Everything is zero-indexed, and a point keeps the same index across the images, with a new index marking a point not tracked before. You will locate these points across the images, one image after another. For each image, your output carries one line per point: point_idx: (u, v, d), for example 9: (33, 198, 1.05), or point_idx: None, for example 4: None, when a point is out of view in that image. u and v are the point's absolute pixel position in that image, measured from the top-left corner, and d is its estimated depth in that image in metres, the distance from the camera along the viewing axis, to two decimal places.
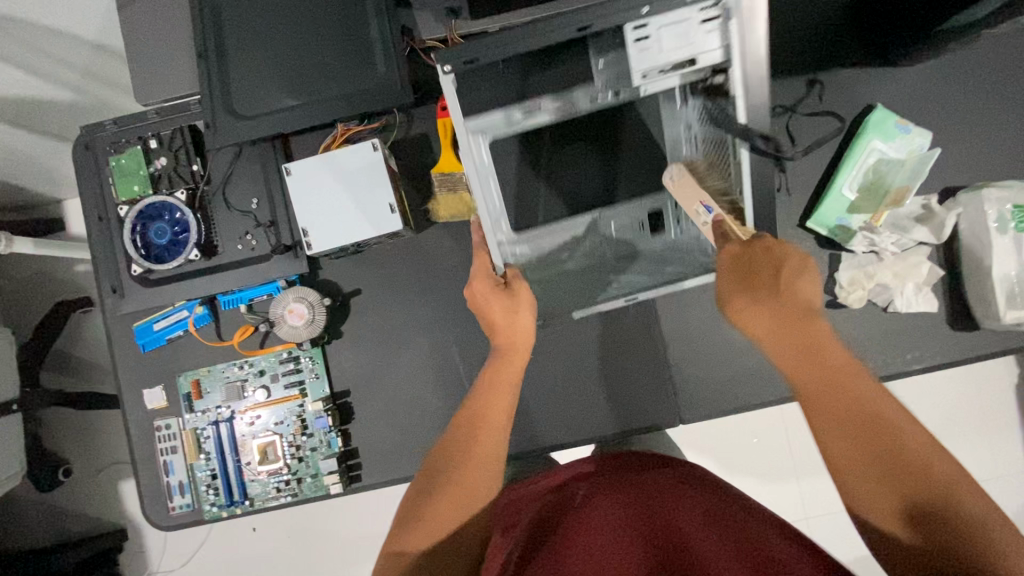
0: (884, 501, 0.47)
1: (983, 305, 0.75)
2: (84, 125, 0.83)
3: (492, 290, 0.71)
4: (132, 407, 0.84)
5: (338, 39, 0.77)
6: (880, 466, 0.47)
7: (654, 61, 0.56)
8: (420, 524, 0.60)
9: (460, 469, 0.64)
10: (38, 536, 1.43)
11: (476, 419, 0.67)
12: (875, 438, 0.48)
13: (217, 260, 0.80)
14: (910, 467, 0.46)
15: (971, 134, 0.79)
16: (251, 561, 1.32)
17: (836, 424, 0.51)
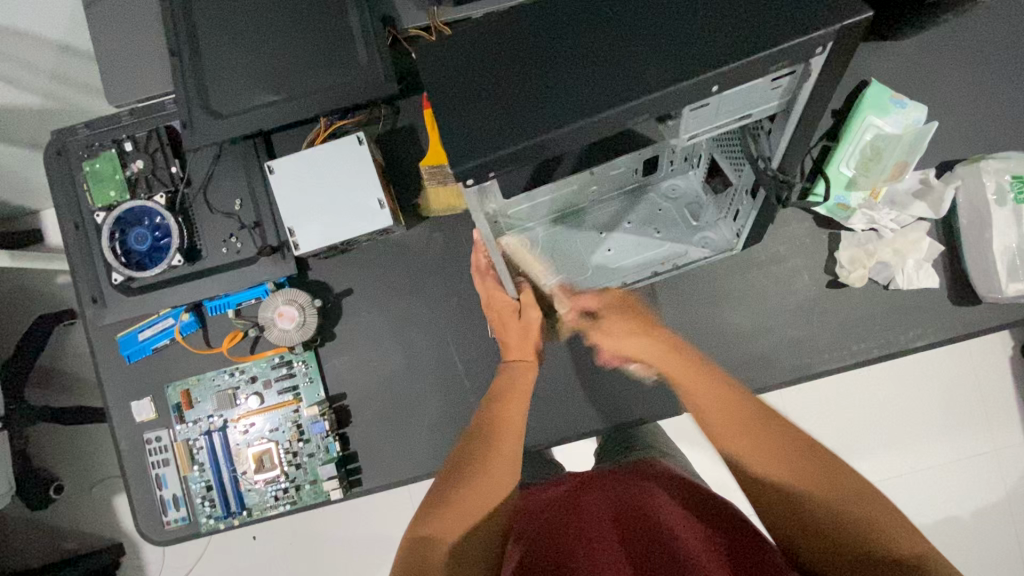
0: (797, 484, 0.54)
1: (985, 279, 0.74)
2: (55, 129, 0.79)
3: (507, 310, 0.73)
4: (120, 420, 0.81)
5: (317, 32, 0.75)
6: (782, 450, 0.56)
7: (705, 125, 0.49)
8: (448, 512, 0.60)
9: (486, 463, 0.64)
10: (31, 556, 1.40)
11: (494, 425, 0.67)
12: (772, 437, 0.58)
13: (201, 265, 0.77)
14: (804, 449, 0.56)
15: (967, 105, 0.78)
16: (252, 571, 1.30)
17: (741, 427, 0.59)
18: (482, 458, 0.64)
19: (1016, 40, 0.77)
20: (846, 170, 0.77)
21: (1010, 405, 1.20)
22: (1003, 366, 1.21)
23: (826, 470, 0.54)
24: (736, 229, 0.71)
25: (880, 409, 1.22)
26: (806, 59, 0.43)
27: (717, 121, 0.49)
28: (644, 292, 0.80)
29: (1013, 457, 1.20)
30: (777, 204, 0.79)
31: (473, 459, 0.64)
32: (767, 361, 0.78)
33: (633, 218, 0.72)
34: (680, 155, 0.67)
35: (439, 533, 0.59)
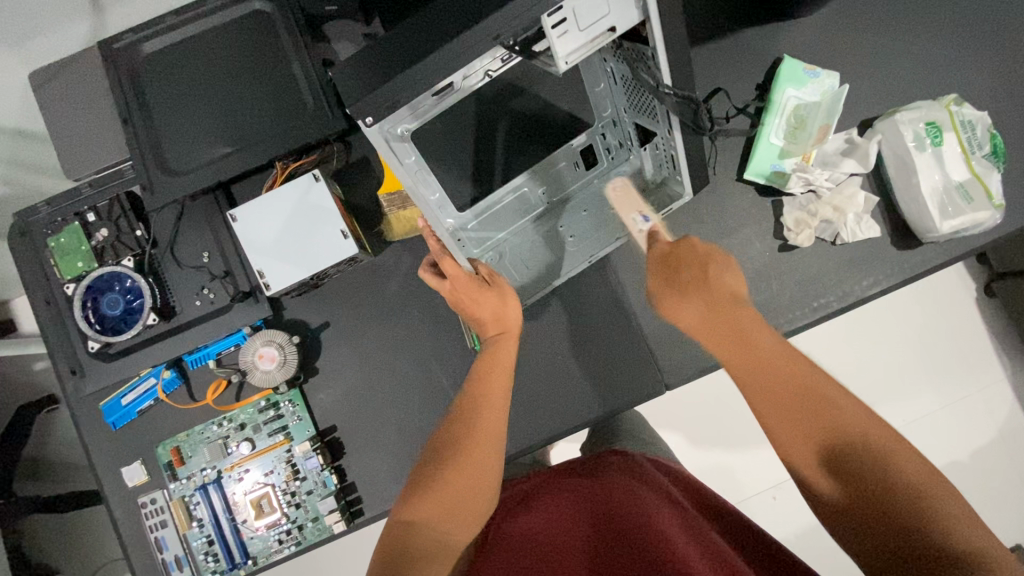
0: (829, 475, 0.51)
1: (921, 220, 0.79)
2: (16, 211, 0.81)
3: (472, 284, 0.71)
4: (114, 489, 0.80)
5: (261, 84, 0.78)
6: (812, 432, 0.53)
7: (578, 41, 0.52)
8: (430, 496, 0.61)
9: (468, 453, 0.64)
10: None
11: (478, 403, 0.67)
12: (813, 414, 0.53)
13: (176, 320, 0.78)
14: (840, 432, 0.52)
15: (875, 67, 0.84)
16: None
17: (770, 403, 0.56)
18: (466, 445, 0.64)
19: (908, 1, 0.84)
20: (776, 137, 0.82)
21: (984, 342, 1.25)
22: (969, 305, 1.26)
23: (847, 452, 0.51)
24: (679, 180, 0.74)
25: (864, 366, 1.25)
26: None
27: (588, 38, 0.52)
28: (610, 282, 0.84)
29: (996, 392, 1.24)
30: (720, 180, 0.84)
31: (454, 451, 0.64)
32: None
33: (588, 207, 0.79)
34: (614, 140, 0.77)
35: (426, 526, 0.60)
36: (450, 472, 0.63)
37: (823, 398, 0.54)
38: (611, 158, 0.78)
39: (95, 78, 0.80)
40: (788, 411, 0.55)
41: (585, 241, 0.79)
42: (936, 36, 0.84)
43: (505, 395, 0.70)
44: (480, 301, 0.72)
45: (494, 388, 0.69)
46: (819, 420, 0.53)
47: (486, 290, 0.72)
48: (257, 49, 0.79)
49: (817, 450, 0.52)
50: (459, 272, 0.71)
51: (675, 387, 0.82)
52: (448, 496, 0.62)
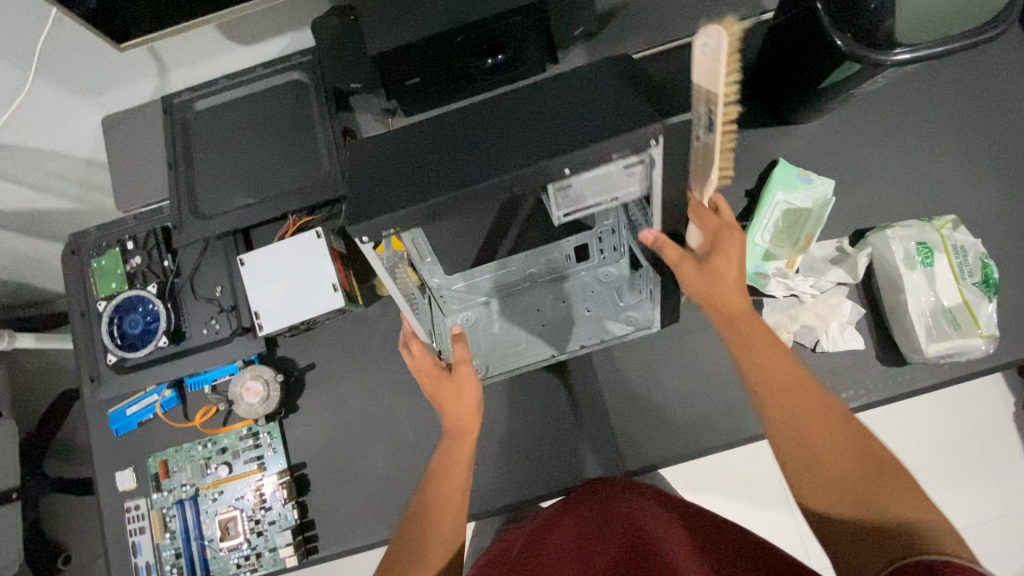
0: (829, 478, 0.55)
1: (907, 338, 0.77)
2: (72, 233, 0.93)
3: (434, 369, 0.76)
4: (105, 490, 0.88)
5: (287, 145, 0.89)
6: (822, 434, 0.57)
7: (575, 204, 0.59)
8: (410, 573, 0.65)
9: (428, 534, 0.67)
10: None
11: (434, 501, 0.69)
12: (807, 408, 0.59)
13: (184, 345, 0.87)
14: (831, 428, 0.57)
15: (875, 177, 0.84)
16: None
17: (780, 394, 0.60)
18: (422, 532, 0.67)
19: (916, 116, 0.84)
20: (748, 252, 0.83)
21: (1008, 466, 1.17)
22: (991, 421, 1.19)
23: (827, 434, 0.57)
24: (654, 311, 0.81)
25: None
26: (645, 150, 0.53)
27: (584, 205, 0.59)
28: (583, 359, 0.85)
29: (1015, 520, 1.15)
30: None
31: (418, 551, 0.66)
32: (704, 425, 0.81)
33: (570, 296, 0.83)
34: (610, 242, 0.79)
35: None
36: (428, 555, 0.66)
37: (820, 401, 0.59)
38: (603, 257, 0.80)
39: (154, 125, 0.93)
40: (796, 418, 0.59)
41: (561, 330, 0.82)
42: (941, 154, 0.83)
43: (462, 491, 0.71)
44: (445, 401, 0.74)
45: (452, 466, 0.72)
46: (825, 422, 0.58)
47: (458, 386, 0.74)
48: (289, 114, 0.90)
49: (817, 435, 0.57)
50: (424, 357, 0.76)
51: (635, 474, 0.82)
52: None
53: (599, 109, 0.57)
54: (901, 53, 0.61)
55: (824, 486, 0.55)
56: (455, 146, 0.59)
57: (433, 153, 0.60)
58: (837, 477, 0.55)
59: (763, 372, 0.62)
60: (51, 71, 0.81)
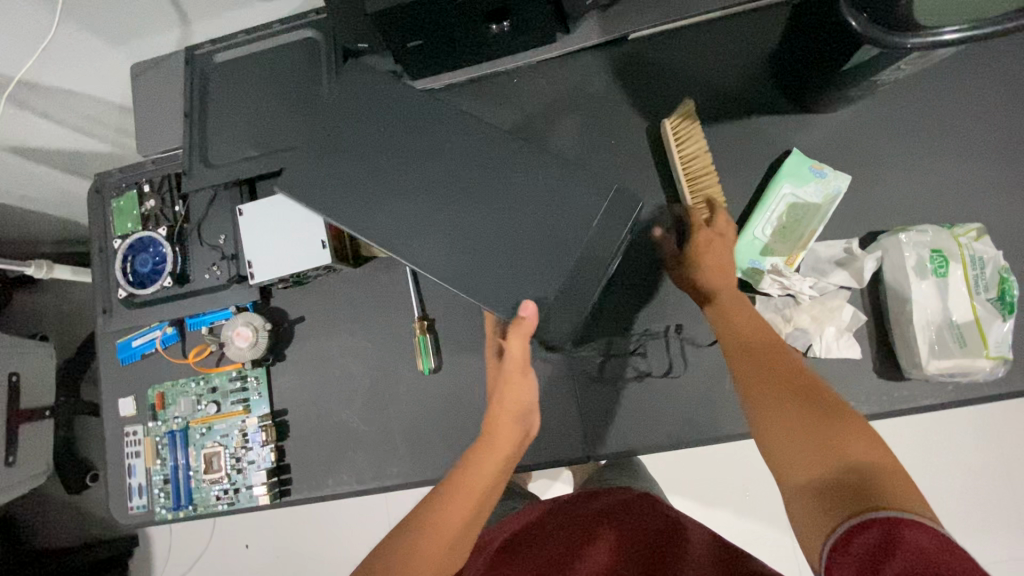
0: (785, 439, 0.56)
1: (907, 351, 0.73)
2: (97, 173, 0.99)
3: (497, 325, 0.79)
4: (108, 415, 0.95)
5: (294, 100, 0.90)
6: (786, 392, 0.59)
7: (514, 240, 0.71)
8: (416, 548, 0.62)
9: (448, 510, 0.65)
10: (77, 531, 1.71)
11: (464, 485, 0.67)
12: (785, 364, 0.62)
13: (187, 287, 0.92)
14: (785, 387, 0.60)
15: (897, 178, 0.78)
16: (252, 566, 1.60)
17: (750, 359, 0.64)
18: (439, 535, 0.63)
19: (950, 114, 0.77)
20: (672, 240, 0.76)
21: (1011, 495, 1.14)
22: (1002, 449, 1.14)
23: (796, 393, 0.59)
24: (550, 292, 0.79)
25: None
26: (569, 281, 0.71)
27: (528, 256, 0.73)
28: None
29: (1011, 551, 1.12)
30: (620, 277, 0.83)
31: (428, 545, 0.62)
32: (679, 419, 0.80)
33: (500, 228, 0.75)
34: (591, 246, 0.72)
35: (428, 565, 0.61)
36: (441, 514, 0.65)
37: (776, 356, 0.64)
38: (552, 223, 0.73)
39: (174, 74, 0.96)
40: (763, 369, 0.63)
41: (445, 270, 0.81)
42: (974, 159, 0.76)
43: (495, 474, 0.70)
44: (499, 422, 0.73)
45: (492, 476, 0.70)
46: (784, 380, 0.61)
47: (519, 404, 0.74)
48: (299, 71, 0.91)
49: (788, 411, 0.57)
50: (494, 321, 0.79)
51: (602, 460, 0.81)
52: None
53: (539, 250, 0.72)
54: (949, 33, 0.54)
55: (806, 430, 0.55)
56: (433, 198, 0.73)
57: (417, 182, 0.73)
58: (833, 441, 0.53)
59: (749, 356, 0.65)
60: (78, 15, 0.85)
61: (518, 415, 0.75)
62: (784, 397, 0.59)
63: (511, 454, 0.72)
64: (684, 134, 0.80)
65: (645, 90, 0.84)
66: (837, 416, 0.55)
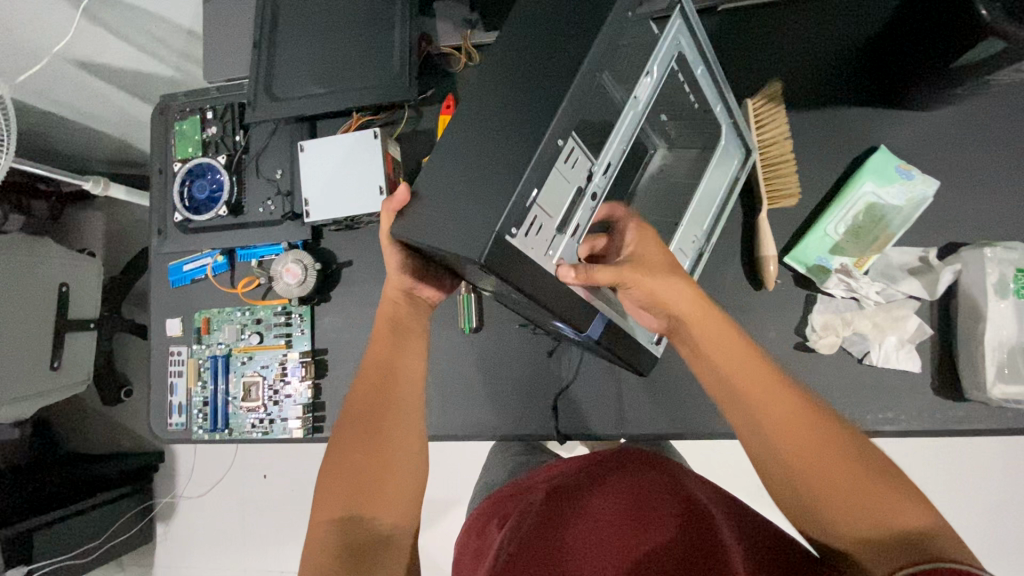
0: (801, 493, 0.52)
1: (971, 371, 0.70)
2: (162, 95, 0.99)
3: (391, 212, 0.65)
4: (156, 333, 0.98)
5: (363, 38, 0.87)
6: (780, 431, 0.53)
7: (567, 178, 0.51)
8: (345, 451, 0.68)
9: (357, 412, 0.71)
10: (109, 441, 1.80)
11: (384, 381, 0.72)
12: (767, 388, 0.55)
13: (241, 218, 0.93)
14: (780, 423, 0.54)
15: (989, 190, 0.73)
16: (268, 496, 1.67)
17: (733, 386, 0.57)
18: (357, 439, 0.68)
19: None
20: (712, 207, 0.69)
21: None
22: None
23: (788, 427, 0.53)
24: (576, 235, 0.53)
25: None
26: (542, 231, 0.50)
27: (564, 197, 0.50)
28: None
29: None
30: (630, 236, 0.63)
31: (371, 444, 0.68)
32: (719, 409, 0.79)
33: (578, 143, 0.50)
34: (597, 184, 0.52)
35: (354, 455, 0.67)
36: (357, 409, 0.71)
37: (754, 380, 0.56)
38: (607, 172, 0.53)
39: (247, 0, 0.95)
40: (746, 400, 0.56)
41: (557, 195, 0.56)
42: None
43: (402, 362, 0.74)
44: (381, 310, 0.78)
45: (405, 372, 0.73)
46: (771, 409, 0.54)
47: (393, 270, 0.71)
48: (371, 8, 0.88)
49: (794, 453, 0.52)
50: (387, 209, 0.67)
51: (634, 439, 0.81)
52: (365, 552, 0.61)
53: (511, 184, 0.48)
54: None
55: (841, 497, 0.49)
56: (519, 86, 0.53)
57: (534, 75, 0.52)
58: (842, 489, 0.49)
59: (757, 399, 0.56)
60: None
61: (403, 299, 0.77)
62: (804, 455, 0.51)
63: (398, 332, 0.76)
64: (764, 117, 0.76)
65: (733, 66, 0.79)
66: (841, 451, 0.51)
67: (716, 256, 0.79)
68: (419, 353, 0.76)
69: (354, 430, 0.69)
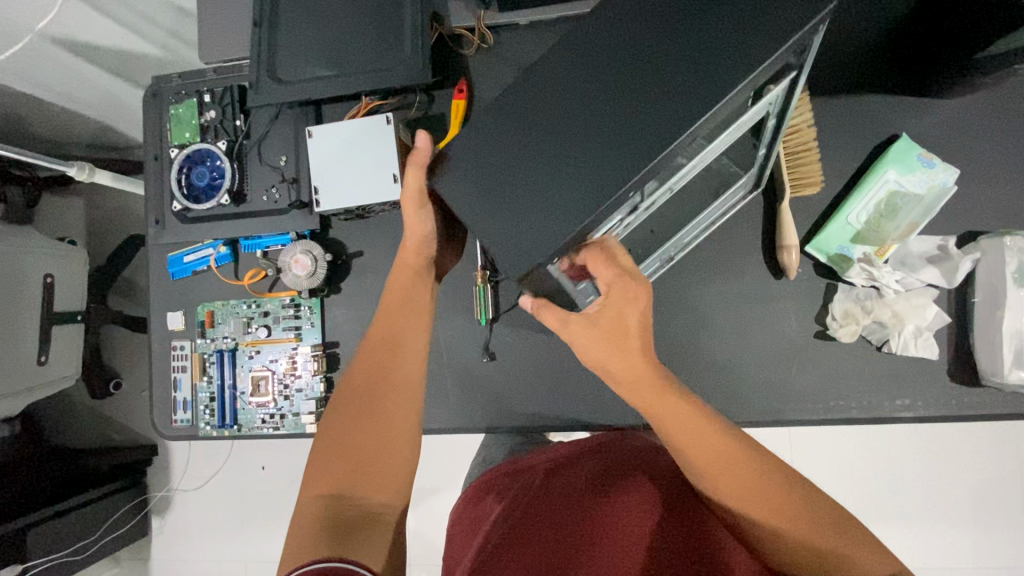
0: (743, 519, 0.55)
1: (988, 357, 0.71)
2: (155, 76, 0.94)
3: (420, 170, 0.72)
4: (156, 327, 0.94)
5: (372, 18, 0.83)
6: (713, 467, 0.56)
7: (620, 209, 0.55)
8: (340, 423, 0.66)
9: (359, 380, 0.69)
10: (98, 436, 1.75)
11: (389, 346, 0.71)
12: (699, 428, 0.57)
13: (244, 207, 0.89)
14: (715, 457, 0.56)
15: (1007, 178, 0.74)
16: (266, 488, 1.65)
17: (664, 426, 0.58)
18: (354, 408, 0.67)
19: None
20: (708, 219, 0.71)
21: None
22: None
23: (725, 465, 0.55)
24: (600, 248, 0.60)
25: (887, 490, 1.16)
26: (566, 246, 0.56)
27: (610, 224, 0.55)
28: None
29: None
30: (669, 226, 0.66)
31: (361, 420, 0.66)
32: None
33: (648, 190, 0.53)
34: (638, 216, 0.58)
35: (349, 426, 0.65)
36: (358, 378, 0.69)
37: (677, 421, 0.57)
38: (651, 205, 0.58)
39: None
40: (679, 438, 0.57)
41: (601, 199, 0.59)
42: None
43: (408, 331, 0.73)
44: (396, 277, 0.77)
45: (410, 343, 0.72)
46: (701, 449, 0.56)
47: (417, 237, 0.75)
48: None
49: (730, 482, 0.55)
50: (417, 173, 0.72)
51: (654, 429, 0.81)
52: (355, 532, 0.57)
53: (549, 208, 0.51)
54: None
55: (755, 517, 0.54)
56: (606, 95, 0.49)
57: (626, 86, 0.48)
58: (779, 516, 0.54)
59: (692, 440, 0.57)
60: None
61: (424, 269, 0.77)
62: (735, 490, 0.55)
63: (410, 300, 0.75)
64: (788, 105, 0.76)
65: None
66: (773, 487, 0.55)
67: (737, 245, 0.78)
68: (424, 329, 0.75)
69: (350, 403, 0.67)
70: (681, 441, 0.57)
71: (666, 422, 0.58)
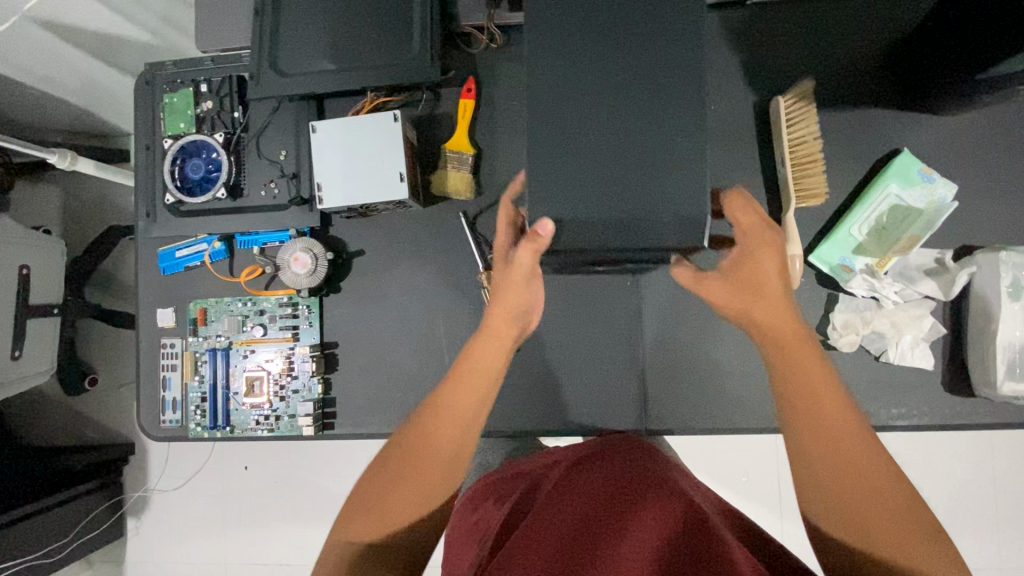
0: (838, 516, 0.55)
1: (981, 368, 0.73)
2: (148, 62, 0.90)
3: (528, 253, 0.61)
4: (144, 323, 0.91)
5: (379, 13, 0.81)
6: (826, 455, 0.57)
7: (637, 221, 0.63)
8: (380, 471, 0.64)
9: (419, 427, 0.66)
10: (71, 434, 1.69)
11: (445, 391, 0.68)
12: (829, 424, 0.58)
13: (241, 202, 0.87)
14: (837, 443, 0.57)
15: (1002, 196, 0.76)
16: (247, 489, 1.61)
17: (801, 420, 0.59)
18: (399, 463, 0.64)
19: None
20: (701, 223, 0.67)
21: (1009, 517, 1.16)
22: (1013, 472, 1.15)
23: (836, 451, 0.56)
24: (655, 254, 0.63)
25: None
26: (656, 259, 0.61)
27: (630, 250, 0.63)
28: (633, 310, 0.82)
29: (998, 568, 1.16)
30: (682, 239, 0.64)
31: (404, 459, 0.64)
32: (738, 403, 0.80)
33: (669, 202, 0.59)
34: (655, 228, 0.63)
35: (386, 480, 0.63)
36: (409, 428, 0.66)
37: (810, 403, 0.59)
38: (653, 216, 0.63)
39: None
40: (808, 422, 0.58)
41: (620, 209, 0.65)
42: None
43: (484, 383, 0.68)
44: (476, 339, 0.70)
45: (461, 379, 0.68)
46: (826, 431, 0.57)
47: (511, 302, 0.69)
48: None
49: (837, 470, 0.56)
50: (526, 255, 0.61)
51: (655, 434, 0.81)
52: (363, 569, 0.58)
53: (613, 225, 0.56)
54: None
55: (847, 512, 0.55)
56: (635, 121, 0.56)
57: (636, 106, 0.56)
58: (876, 526, 0.54)
59: (820, 428, 0.58)
60: None
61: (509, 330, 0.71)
62: (849, 477, 0.55)
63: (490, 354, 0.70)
64: (795, 116, 0.76)
65: (767, 61, 0.78)
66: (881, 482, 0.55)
67: None
68: (489, 366, 0.69)
69: (397, 452, 0.65)
70: (794, 406, 0.60)
71: (792, 400, 0.60)
